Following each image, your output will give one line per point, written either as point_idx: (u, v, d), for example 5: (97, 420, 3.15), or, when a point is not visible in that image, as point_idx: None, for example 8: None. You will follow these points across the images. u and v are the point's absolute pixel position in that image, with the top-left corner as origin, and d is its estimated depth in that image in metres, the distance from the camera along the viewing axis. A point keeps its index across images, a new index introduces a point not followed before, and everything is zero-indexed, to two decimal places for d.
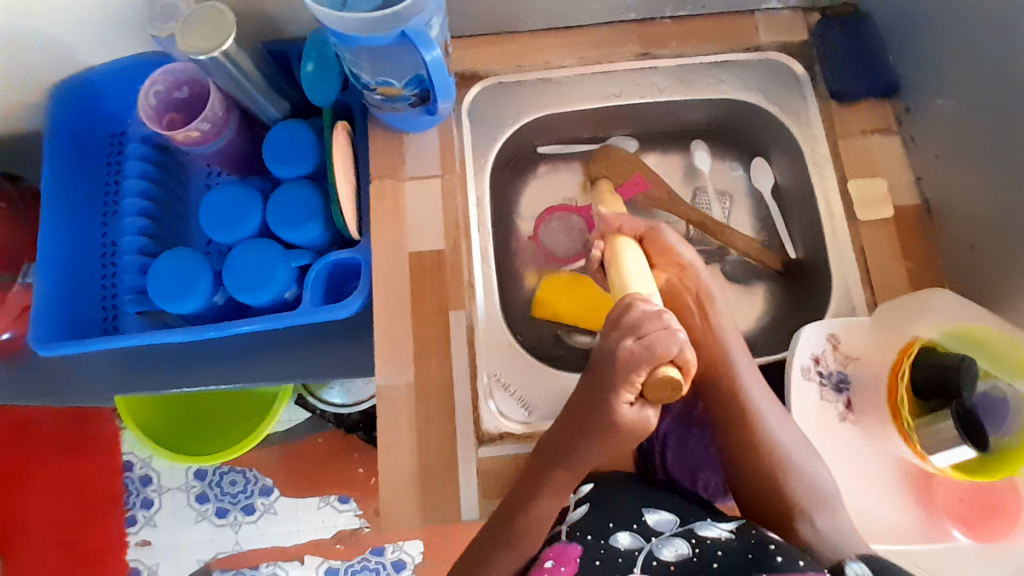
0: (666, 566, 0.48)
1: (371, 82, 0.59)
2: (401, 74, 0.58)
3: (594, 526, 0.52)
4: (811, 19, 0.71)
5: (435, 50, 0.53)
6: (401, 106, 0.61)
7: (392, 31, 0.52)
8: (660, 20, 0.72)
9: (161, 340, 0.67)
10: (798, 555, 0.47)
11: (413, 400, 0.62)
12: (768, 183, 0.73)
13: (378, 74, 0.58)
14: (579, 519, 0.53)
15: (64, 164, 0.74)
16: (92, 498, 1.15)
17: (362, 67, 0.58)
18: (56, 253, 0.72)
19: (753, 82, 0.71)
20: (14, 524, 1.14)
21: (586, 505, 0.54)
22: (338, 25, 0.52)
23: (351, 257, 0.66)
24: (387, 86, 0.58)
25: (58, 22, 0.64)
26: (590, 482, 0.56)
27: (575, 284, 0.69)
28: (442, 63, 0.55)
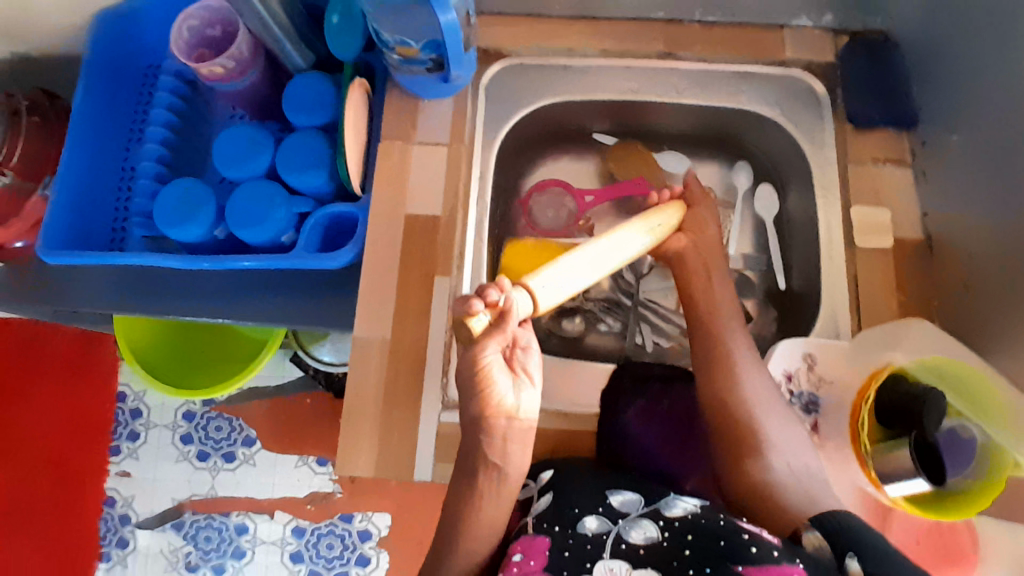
0: (634, 550, 0.47)
1: (390, 41, 0.60)
2: (419, 36, 0.60)
3: (558, 516, 0.51)
4: (839, 42, 0.71)
5: (451, 13, 0.54)
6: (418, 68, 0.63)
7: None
8: (688, 24, 0.72)
9: (156, 262, 0.69)
10: (771, 546, 0.45)
11: (386, 358, 0.63)
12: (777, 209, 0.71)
13: (397, 33, 0.60)
14: (543, 508, 0.53)
15: (97, 86, 0.77)
16: (82, 421, 1.18)
17: (382, 25, 0.59)
18: (76, 168, 0.75)
19: (771, 96, 0.70)
20: (7, 435, 1.18)
21: (549, 493, 0.54)
22: None
23: (350, 211, 0.68)
24: (405, 45, 0.60)
25: None
26: (551, 469, 0.57)
27: (545, 249, 0.68)
28: (457, 27, 0.55)
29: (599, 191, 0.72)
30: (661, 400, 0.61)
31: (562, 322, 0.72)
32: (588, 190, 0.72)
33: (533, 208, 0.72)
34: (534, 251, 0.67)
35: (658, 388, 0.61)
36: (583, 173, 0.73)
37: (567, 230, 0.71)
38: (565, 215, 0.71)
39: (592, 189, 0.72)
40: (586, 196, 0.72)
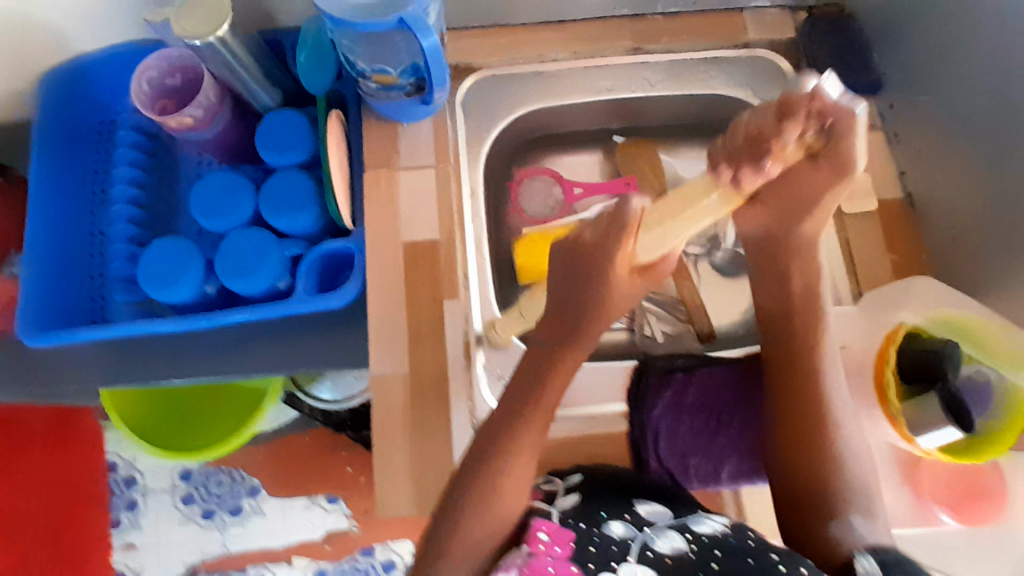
0: (660, 559, 0.48)
1: (367, 69, 0.59)
2: (397, 62, 0.59)
3: (586, 514, 0.52)
4: (798, 17, 0.73)
5: (433, 37, 0.52)
6: (397, 95, 0.61)
7: (389, 16, 0.51)
8: (652, 18, 0.73)
9: (150, 328, 0.66)
10: (800, 562, 0.46)
11: (408, 390, 0.62)
12: None
13: (374, 62, 0.59)
14: (569, 505, 0.53)
15: (50, 152, 0.73)
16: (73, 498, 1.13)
17: (359, 53, 0.58)
18: (42, 239, 0.71)
19: (741, 78, 0.71)
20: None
21: (576, 493, 0.55)
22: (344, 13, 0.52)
23: (344, 246, 0.66)
24: (383, 73, 0.59)
25: None
26: (579, 473, 0.57)
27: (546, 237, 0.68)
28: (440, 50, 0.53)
29: (588, 184, 0.72)
30: (688, 389, 0.61)
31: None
32: (578, 182, 0.72)
33: (523, 194, 0.72)
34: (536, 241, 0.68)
35: (681, 376, 0.62)
36: (588, 169, 0.74)
37: (554, 219, 0.71)
38: (553, 204, 0.72)
39: (583, 182, 0.73)
40: (575, 188, 0.72)
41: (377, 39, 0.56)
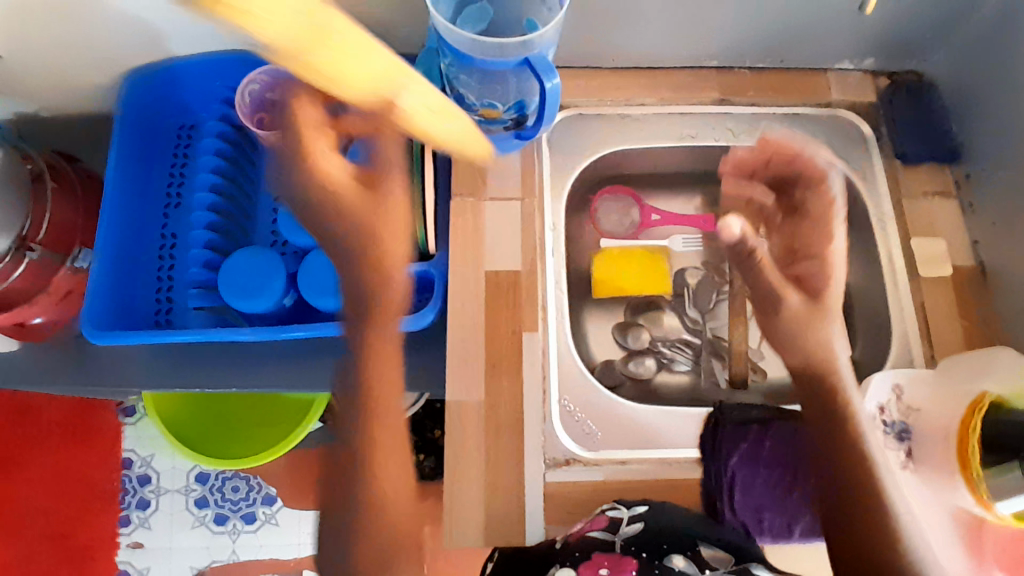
0: None
1: (475, 103, 0.61)
2: (505, 98, 0.60)
3: (648, 545, 0.54)
4: (878, 83, 0.75)
5: (556, 77, 0.53)
6: (497, 127, 0.63)
7: (513, 57, 0.53)
8: (738, 71, 0.75)
9: (219, 336, 0.64)
10: None
11: (483, 418, 0.61)
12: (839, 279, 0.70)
13: (484, 96, 0.60)
14: (633, 533, 0.55)
15: (130, 151, 0.73)
16: (88, 489, 1.10)
17: (470, 88, 0.59)
18: (115, 237, 0.70)
19: (822, 136, 0.73)
20: (10, 512, 1.10)
21: (640, 523, 0.56)
22: (467, 47, 0.52)
23: (425, 270, 0.67)
24: (490, 108, 0.60)
25: (154, 10, 0.64)
26: (644, 504, 0.59)
27: (629, 256, 0.73)
28: (559, 92, 0.54)
29: (667, 214, 0.75)
30: (765, 440, 0.62)
31: (631, 362, 0.71)
32: (658, 208, 0.75)
33: (602, 216, 0.74)
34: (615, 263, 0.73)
35: (758, 428, 0.62)
36: (685, 206, 0.75)
37: (630, 238, 0.74)
38: (630, 225, 0.74)
39: (663, 210, 0.75)
40: (653, 215, 0.75)
41: (491, 77, 0.57)
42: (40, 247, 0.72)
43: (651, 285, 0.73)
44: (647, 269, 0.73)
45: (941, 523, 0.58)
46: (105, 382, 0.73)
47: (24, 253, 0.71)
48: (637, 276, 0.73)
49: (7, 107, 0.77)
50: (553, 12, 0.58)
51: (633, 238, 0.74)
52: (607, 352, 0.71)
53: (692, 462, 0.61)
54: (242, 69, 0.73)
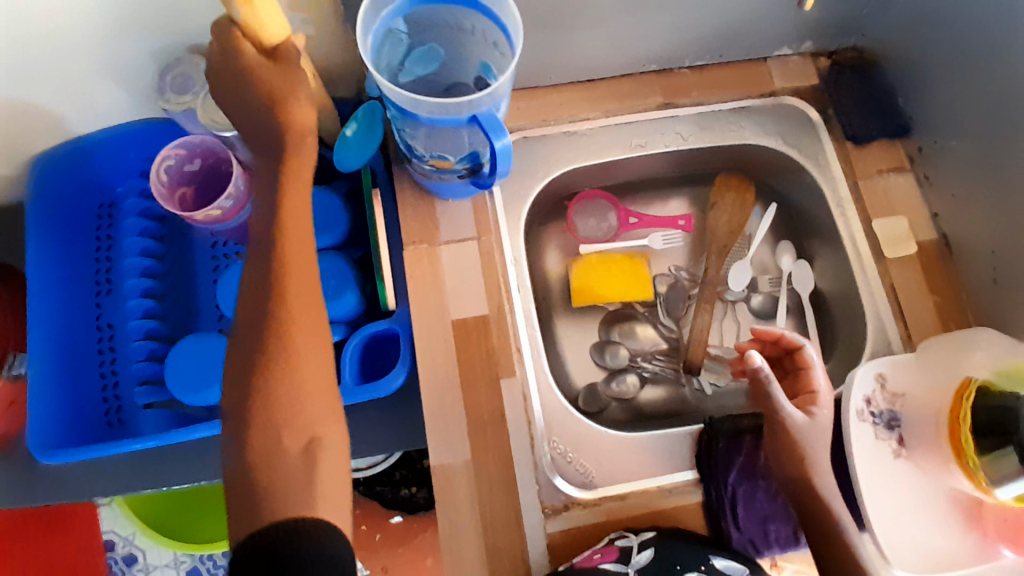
0: None
1: (424, 154, 0.56)
2: (456, 148, 0.55)
3: (663, 569, 0.52)
4: (819, 64, 0.73)
5: (505, 136, 0.49)
6: (449, 176, 0.57)
7: (461, 114, 0.49)
8: (679, 70, 0.72)
9: (180, 437, 0.60)
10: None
11: (473, 476, 0.59)
12: (809, 286, 0.72)
13: (432, 147, 0.55)
14: (644, 561, 0.53)
15: (47, 245, 0.67)
16: None
17: (417, 138, 0.54)
18: (46, 343, 0.64)
19: (771, 126, 0.72)
20: None
21: (651, 549, 0.54)
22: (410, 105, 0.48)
23: (388, 327, 0.63)
24: (440, 159, 0.55)
25: (45, 95, 0.58)
26: (652, 529, 0.57)
27: (607, 263, 0.71)
28: (510, 151, 0.49)
29: (646, 216, 0.74)
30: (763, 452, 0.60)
31: (613, 382, 0.69)
32: (634, 210, 0.74)
33: (578, 221, 0.73)
34: (594, 271, 0.71)
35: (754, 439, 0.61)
36: (664, 206, 0.75)
37: (609, 242, 0.73)
38: (607, 229, 0.73)
39: (641, 212, 0.74)
40: (630, 216, 0.73)
41: (437, 130, 0.53)
42: None
43: (633, 290, 0.71)
44: (626, 275, 0.71)
45: (935, 502, 0.60)
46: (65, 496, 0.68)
47: None
48: (618, 280, 0.71)
49: None
50: (507, 57, 0.53)
51: (612, 241, 0.73)
52: (589, 379, 0.69)
53: (690, 486, 0.59)
54: (158, 138, 0.67)
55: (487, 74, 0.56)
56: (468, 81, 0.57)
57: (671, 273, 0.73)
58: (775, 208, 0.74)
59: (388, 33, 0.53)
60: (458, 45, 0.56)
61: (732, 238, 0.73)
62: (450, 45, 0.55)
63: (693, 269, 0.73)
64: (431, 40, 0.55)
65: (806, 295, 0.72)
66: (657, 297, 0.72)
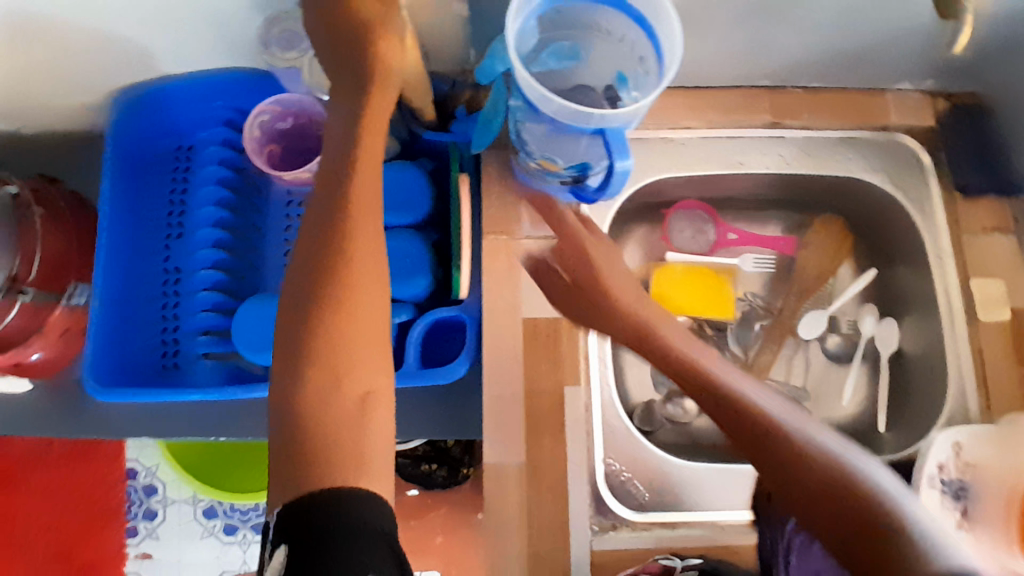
0: None
1: (535, 152, 0.56)
2: (568, 155, 0.55)
3: None
4: (938, 106, 0.69)
5: (628, 158, 0.49)
6: (551, 179, 0.57)
7: (587, 126, 0.48)
8: (791, 90, 0.69)
9: (237, 395, 0.60)
10: None
11: (524, 478, 0.57)
12: (893, 347, 0.67)
13: (545, 147, 0.55)
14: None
15: (124, 180, 0.66)
16: (88, 500, 1.01)
17: (533, 135, 0.54)
18: (111, 281, 0.64)
19: (877, 162, 0.68)
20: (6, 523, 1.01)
21: None
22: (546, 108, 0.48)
23: (456, 315, 0.62)
24: (549, 161, 0.55)
25: (148, 30, 0.57)
26: (699, 556, 0.57)
27: (693, 274, 0.68)
28: (629, 172, 0.50)
29: (745, 233, 0.70)
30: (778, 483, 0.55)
31: (668, 403, 0.64)
32: (733, 227, 0.70)
33: (673, 226, 0.69)
34: (675, 280, 0.67)
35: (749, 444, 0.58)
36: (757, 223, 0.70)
37: (703, 255, 0.69)
38: (704, 242, 0.69)
39: (740, 228, 0.70)
40: (730, 233, 0.69)
41: (558, 131, 0.52)
42: (32, 288, 0.67)
43: (716, 307, 0.67)
44: (705, 288, 0.68)
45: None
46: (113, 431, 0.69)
47: (17, 295, 0.66)
48: (700, 295, 0.68)
49: None
50: (648, 75, 0.53)
51: (704, 254, 0.69)
52: None
53: (746, 527, 0.58)
54: (248, 90, 0.66)
55: (620, 85, 0.55)
56: (596, 86, 0.56)
57: (745, 299, 0.68)
58: (874, 273, 0.69)
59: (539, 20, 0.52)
60: (601, 51, 0.55)
61: (819, 284, 0.69)
62: (590, 49, 0.55)
63: (770, 300, 0.69)
64: (576, 40, 0.54)
65: (887, 355, 0.67)
66: (733, 319, 0.68)
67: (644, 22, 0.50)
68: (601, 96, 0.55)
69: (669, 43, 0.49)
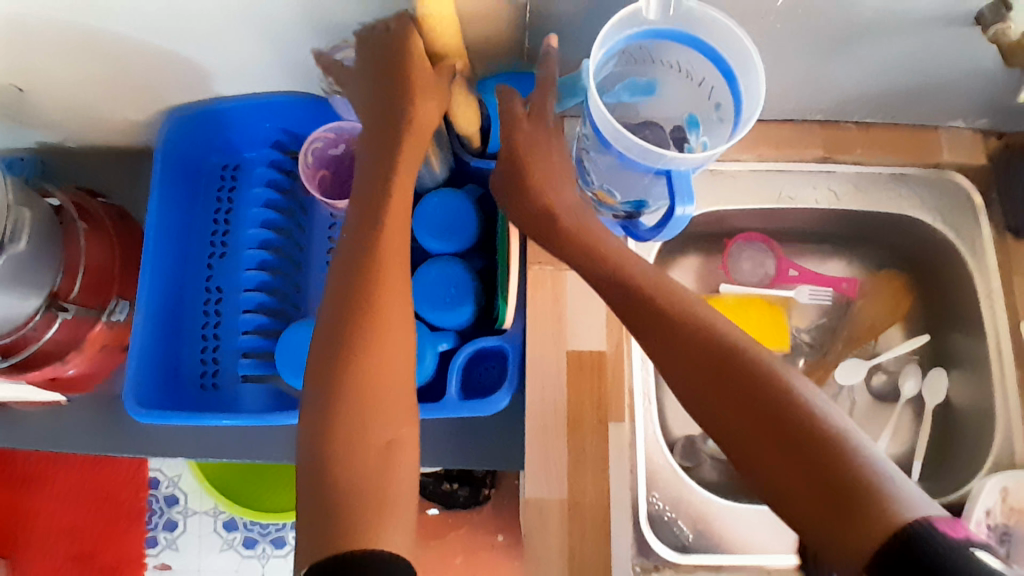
0: None
1: (595, 182, 0.56)
2: (627, 191, 0.54)
3: None
4: (989, 145, 0.68)
5: (689, 206, 0.49)
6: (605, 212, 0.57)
7: (655, 165, 0.48)
8: (843, 124, 0.68)
9: (279, 420, 0.60)
10: None
11: (565, 513, 0.57)
12: (941, 399, 0.67)
13: (605, 179, 0.55)
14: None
15: (171, 198, 0.66)
16: (111, 508, 1.01)
17: (596, 165, 0.54)
18: (157, 300, 0.64)
19: (927, 201, 0.67)
20: (27, 528, 1.01)
21: None
22: (617, 140, 0.47)
23: (498, 344, 0.62)
24: (608, 193, 0.55)
25: (204, 51, 0.57)
26: None
27: (748, 305, 0.69)
28: (686, 221, 0.50)
29: (805, 270, 0.70)
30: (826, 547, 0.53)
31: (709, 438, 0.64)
32: (795, 263, 0.70)
33: (734, 254, 0.69)
34: (730, 309, 0.68)
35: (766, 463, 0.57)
36: (813, 255, 0.70)
37: (759, 287, 0.69)
38: (761, 275, 0.70)
39: (801, 265, 0.70)
40: (790, 269, 0.70)
41: (619, 169, 0.52)
42: (74, 305, 0.66)
43: (771, 337, 0.68)
44: (757, 320, 0.68)
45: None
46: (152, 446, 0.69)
47: (57, 312, 0.64)
48: (752, 324, 0.68)
49: (32, 138, 0.71)
50: (721, 125, 0.53)
51: (760, 287, 0.69)
52: None
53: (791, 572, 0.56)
54: (297, 112, 0.66)
55: (690, 128, 0.56)
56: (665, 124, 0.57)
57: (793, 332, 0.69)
58: (927, 338, 0.68)
59: (620, 54, 0.52)
60: (677, 92, 0.55)
61: (869, 335, 0.69)
62: (666, 88, 0.55)
63: (820, 337, 0.69)
64: (655, 78, 0.55)
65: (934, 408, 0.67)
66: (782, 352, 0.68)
67: (728, 70, 0.50)
68: (668, 136, 0.56)
69: (749, 97, 0.49)
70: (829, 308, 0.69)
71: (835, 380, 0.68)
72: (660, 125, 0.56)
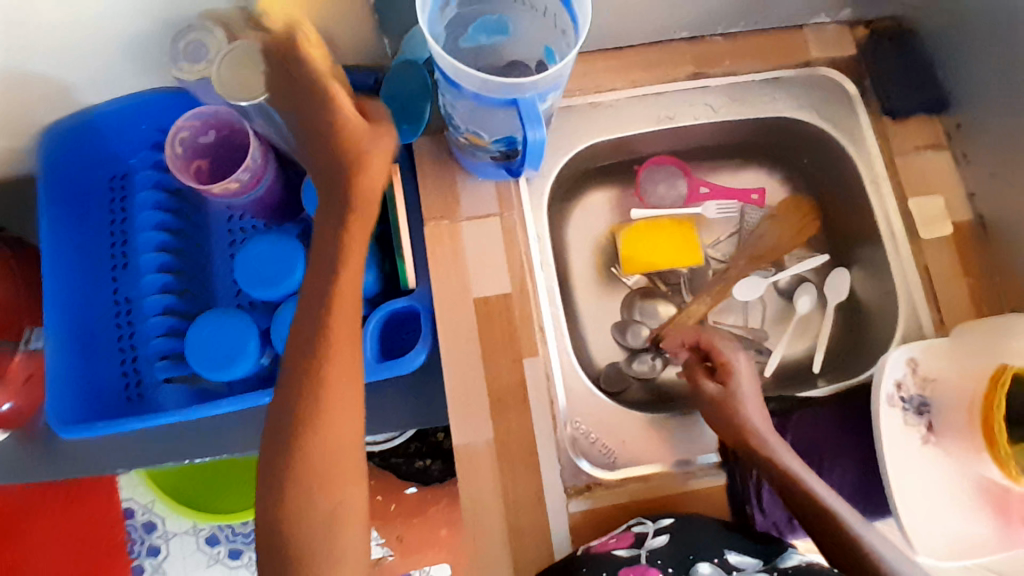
0: None
1: (462, 127, 0.56)
2: (493, 130, 0.55)
3: (675, 558, 0.51)
4: (857, 34, 0.70)
5: (540, 131, 0.49)
6: (481, 154, 0.58)
7: (504, 96, 0.48)
8: (712, 38, 0.69)
9: (204, 412, 0.61)
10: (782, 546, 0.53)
11: (494, 455, 0.58)
12: (845, 296, 0.68)
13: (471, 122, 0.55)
14: (659, 545, 0.53)
15: (60, 217, 0.66)
16: (89, 544, 1.00)
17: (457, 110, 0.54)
18: (65, 320, 0.64)
19: (803, 99, 0.69)
20: None
21: (667, 534, 0.54)
22: (460, 75, 0.47)
23: (409, 305, 0.63)
24: (475, 135, 0.55)
25: (54, 64, 0.56)
26: (670, 516, 0.57)
27: (661, 228, 0.69)
28: (542, 146, 0.50)
29: (716, 187, 0.71)
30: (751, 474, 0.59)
31: (633, 360, 0.67)
32: (706, 180, 0.71)
33: (647, 180, 0.70)
34: (644, 235, 0.69)
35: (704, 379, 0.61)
36: (719, 164, 0.71)
37: (672, 207, 0.70)
38: (675, 196, 0.71)
39: (711, 181, 0.71)
40: (701, 187, 0.71)
41: (478, 110, 0.52)
42: None
43: (682, 255, 0.69)
44: (672, 240, 0.69)
45: (963, 488, 0.58)
46: (85, 465, 0.69)
47: None
48: (666, 246, 0.69)
49: None
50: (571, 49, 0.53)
51: (673, 207, 0.70)
52: None
53: (712, 467, 0.60)
54: (169, 108, 0.65)
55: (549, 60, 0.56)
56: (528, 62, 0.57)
57: (705, 248, 0.70)
58: (826, 258, 0.69)
59: None
60: (530, 26, 0.56)
61: (772, 254, 0.69)
62: (519, 23, 0.56)
63: (732, 248, 0.70)
64: (506, 14, 0.56)
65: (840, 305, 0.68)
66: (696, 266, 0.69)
67: None
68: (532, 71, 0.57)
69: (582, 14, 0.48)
70: (737, 220, 0.70)
71: (733, 296, 0.69)
72: (522, 63, 0.57)
